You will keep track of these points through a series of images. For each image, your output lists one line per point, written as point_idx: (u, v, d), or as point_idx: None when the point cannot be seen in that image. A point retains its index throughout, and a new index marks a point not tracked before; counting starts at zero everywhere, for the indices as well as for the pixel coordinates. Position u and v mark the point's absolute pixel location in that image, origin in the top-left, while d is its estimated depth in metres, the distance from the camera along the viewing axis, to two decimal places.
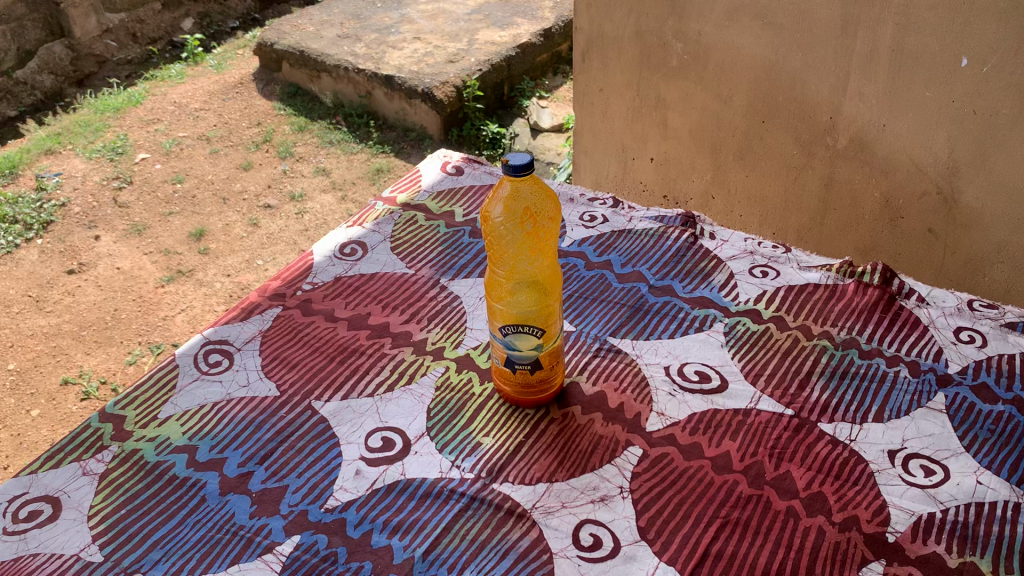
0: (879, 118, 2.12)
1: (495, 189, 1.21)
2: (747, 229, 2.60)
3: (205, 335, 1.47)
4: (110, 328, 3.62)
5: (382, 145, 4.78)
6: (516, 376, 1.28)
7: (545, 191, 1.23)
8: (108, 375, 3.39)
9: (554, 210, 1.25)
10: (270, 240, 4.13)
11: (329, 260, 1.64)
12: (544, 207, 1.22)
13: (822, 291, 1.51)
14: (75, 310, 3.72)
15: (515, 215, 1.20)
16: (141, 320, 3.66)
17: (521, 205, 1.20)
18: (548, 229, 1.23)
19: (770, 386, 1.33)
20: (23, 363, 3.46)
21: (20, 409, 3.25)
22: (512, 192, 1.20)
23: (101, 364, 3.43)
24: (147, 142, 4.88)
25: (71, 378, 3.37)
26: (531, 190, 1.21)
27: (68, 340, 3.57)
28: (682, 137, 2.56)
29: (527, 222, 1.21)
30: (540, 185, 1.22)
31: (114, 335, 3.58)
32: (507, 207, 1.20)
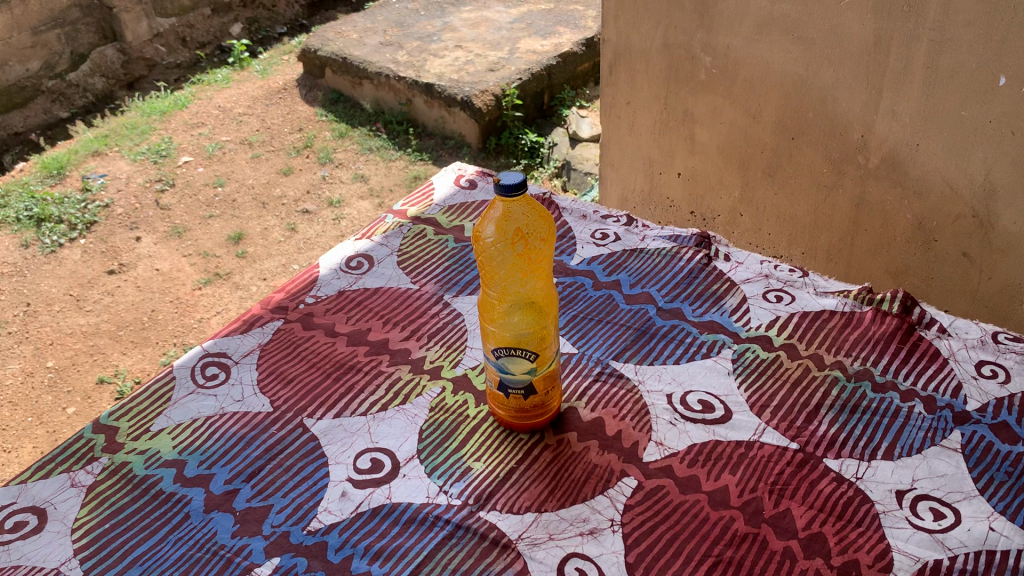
0: (913, 138, 2.04)
1: (487, 210, 1.19)
2: (776, 248, 2.52)
3: (204, 347, 1.46)
4: (147, 329, 3.66)
5: (420, 153, 4.77)
6: (511, 401, 1.24)
7: (538, 211, 1.20)
8: (143, 375, 3.42)
9: (548, 230, 1.21)
10: (306, 245, 4.14)
11: (335, 273, 1.62)
12: (537, 228, 1.19)
13: (838, 319, 1.45)
14: (113, 310, 3.77)
15: (506, 236, 1.17)
16: (177, 322, 3.69)
17: (513, 226, 1.17)
18: (542, 251, 1.19)
19: (776, 418, 1.28)
20: (62, 361, 3.51)
21: (56, 407, 3.29)
22: (502, 213, 1.17)
23: (136, 364, 3.46)
24: (191, 146, 4.94)
25: (107, 377, 3.40)
26: (524, 211, 1.18)
27: (105, 339, 3.61)
28: (710, 152, 2.51)
29: (519, 243, 1.18)
30: (534, 205, 1.19)
31: (151, 336, 3.62)
32: (498, 228, 1.17)
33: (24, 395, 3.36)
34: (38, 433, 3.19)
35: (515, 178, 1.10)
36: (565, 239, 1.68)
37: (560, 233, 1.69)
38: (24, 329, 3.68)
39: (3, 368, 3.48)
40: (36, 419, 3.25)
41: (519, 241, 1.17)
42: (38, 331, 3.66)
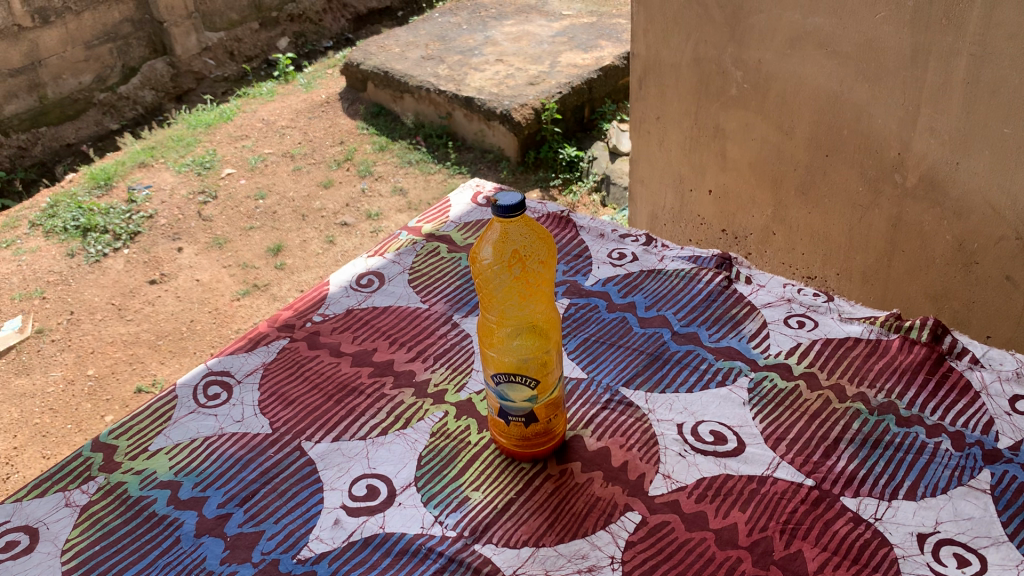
0: (952, 155, 1.95)
1: (485, 231, 1.14)
2: (809, 269, 2.43)
3: (208, 365, 1.45)
4: (186, 339, 3.68)
5: (459, 166, 4.76)
6: (512, 429, 1.19)
7: (538, 232, 1.14)
8: None
9: (548, 251, 1.16)
10: (344, 257, 4.13)
11: (344, 291, 1.60)
12: (535, 250, 1.13)
13: (863, 347, 1.38)
14: (154, 319, 3.81)
15: (503, 259, 1.12)
16: (215, 333, 3.71)
17: (510, 248, 1.12)
18: (541, 273, 1.14)
19: (791, 452, 1.21)
20: (102, 369, 3.54)
21: (95, 414, 3.32)
22: (500, 233, 1.12)
23: (174, 373, 3.48)
24: (234, 158, 4.99)
25: (145, 386, 3.42)
26: (522, 232, 1.13)
27: (144, 348, 3.64)
28: (741, 169, 2.43)
29: (516, 265, 1.13)
30: (532, 226, 1.14)
31: (189, 346, 3.64)
32: (496, 249, 1.12)
33: (65, 402, 3.40)
34: (77, 440, 3.22)
35: (512, 198, 1.05)
36: (581, 259, 1.63)
37: (577, 253, 1.65)
38: (67, 337, 3.73)
39: (46, 375, 3.53)
40: (76, 426, 3.28)
41: (517, 264, 1.13)
42: (79, 340, 3.71)
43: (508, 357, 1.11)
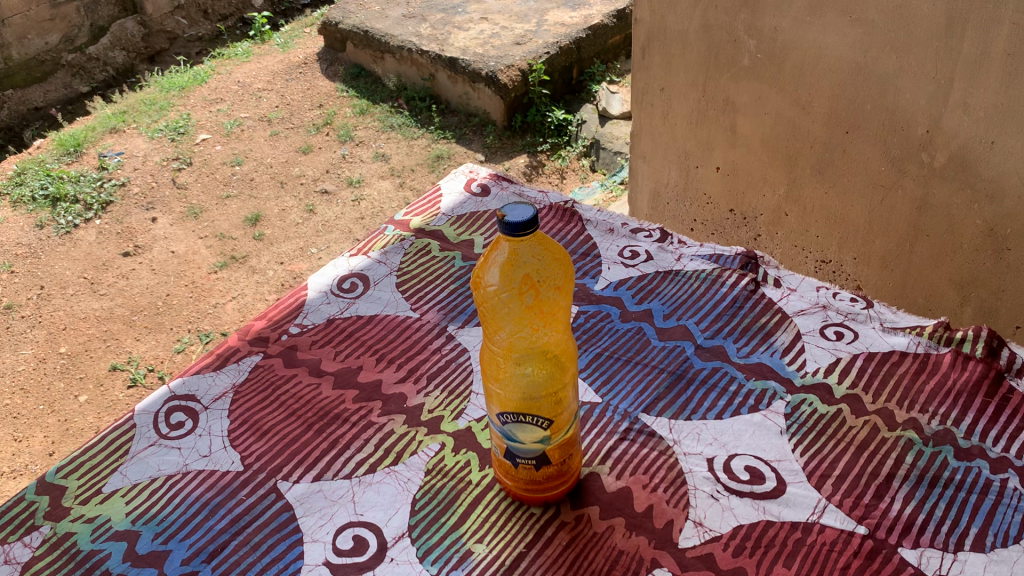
0: (987, 134, 1.78)
1: (491, 249, 0.96)
2: (824, 252, 2.26)
3: (171, 388, 1.28)
4: (161, 314, 3.48)
5: (443, 131, 4.55)
6: (520, 472, 1.03)
7: (552, 253, 0.96)
8: (156, 362, 3.25)
9: (564, 274, 0.98)
10: (325, 227, 3.93)
11: (325, 297, 1.43)
12: (550, 274, 0.96)
13: (910, 364, 1.22)
14: (128, 293, 3.60)
15: (513, 285, 0.94)
16: (192, 307, 3.51)
17: (520, 272, 0.94)
18: (557, 300, 0.97)
19: (838, 493, 1.06)
20: (74, 347, 3.36)
21: (68, 394, 3.14)
22: (508, 253, 0.94)
23: (150, 351, 3.30)
24: (209, 122, 4.74)
25: (119, 364, 3.24)
26: (534, 253, 0.95)
27: (118, 324, 3.44)
28: (752, 145, 2.24)
29: (527, 292, 0.95)
30: (546, 244, 0.96)
31: (165, 322, 3.45)
32: (503, 274, 0.94)
33: (36, 381, 3.22)
34: (49, 422, 3.05)
35: (524, 216, 0.87)
36: (589, 258, 1.46)
37: (584, 251, 1.48)
38: (38, 313, 3.54)
39: (16, 354, 3.34)
40: (48, 407, 3.10)
41: (528, 288, 0.95)
42: (50, 316, 3.51)
43: (517, 392, 0.96)
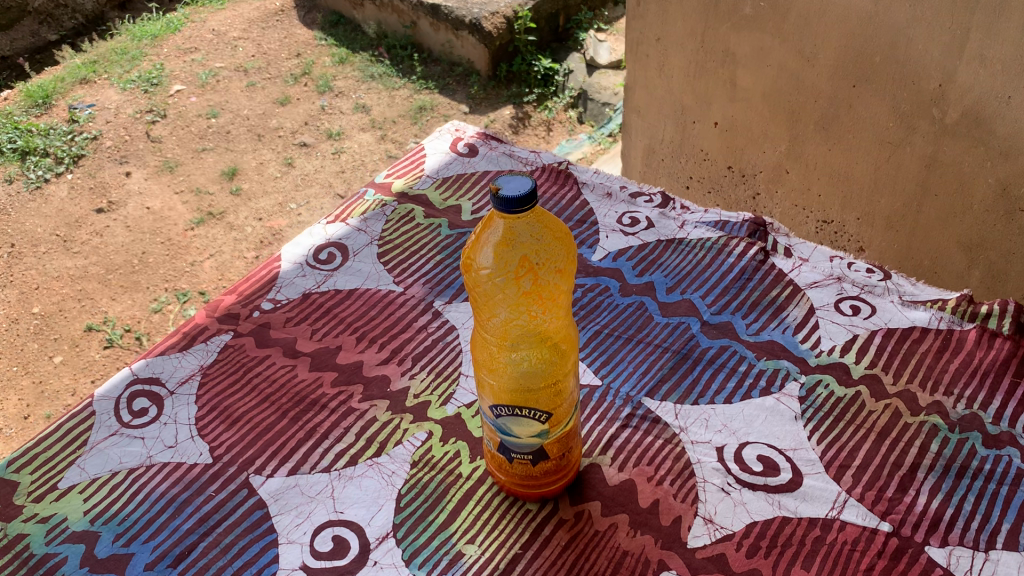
0: (1003, 88, 1.66)
1: (485, 228, 0.86)
2: (826, 212, 2.17)
3: (134, 370, 1.17)
4: (137, 272, 3.34)
5: (425, 81, 4.40)
6: (516, 467, 0.94)
7: (552, 232, 0.87)
8: (133, 322, 3.13)
9: (566, 257, 0.88)
10: (304, 182, 3.79)
11: (300, 269, 1.32)
12: (551, 255, 0.86)
13: (932, 342, 1.14)
14: (103, 251, 3.45)
15: (508, 267, 0.84)
16: (168, 265, 3.36)
17: (517, 252, 0.84)
18: (557, 285, 0.87)
19: (860, 485, 0.98)
20: (48, 307, 3.22)
21: (43, 355, 3.03)
22: (503, 231, 0.84)
23: (126, 311, 3.17)
24: (183, 73, 4.54)
25: (95, 324, 3.12)
26: (533, 232, 0.85)
27: (93, 283, 3.31)
28: (753, 99, 2.13)
29: (525, 276, 0.85)
30: (545, 223, 0.86)
31: (141, 280, 3.30)
32: (498, 254, 0.84)
33: (9, 343, 3.09)
34: (24, 384, 2.94)
35: (519, 190, 0.77)
36: (586, 225, 1.36)
37: (580, 217, 1.37)
38: (9, 272, 3.39)
39: None
40: (21, 369, 2.99)
41: (525, 270, 0.85)
42: (22, 275, 3.37)
43: (512, 382, 0.86)
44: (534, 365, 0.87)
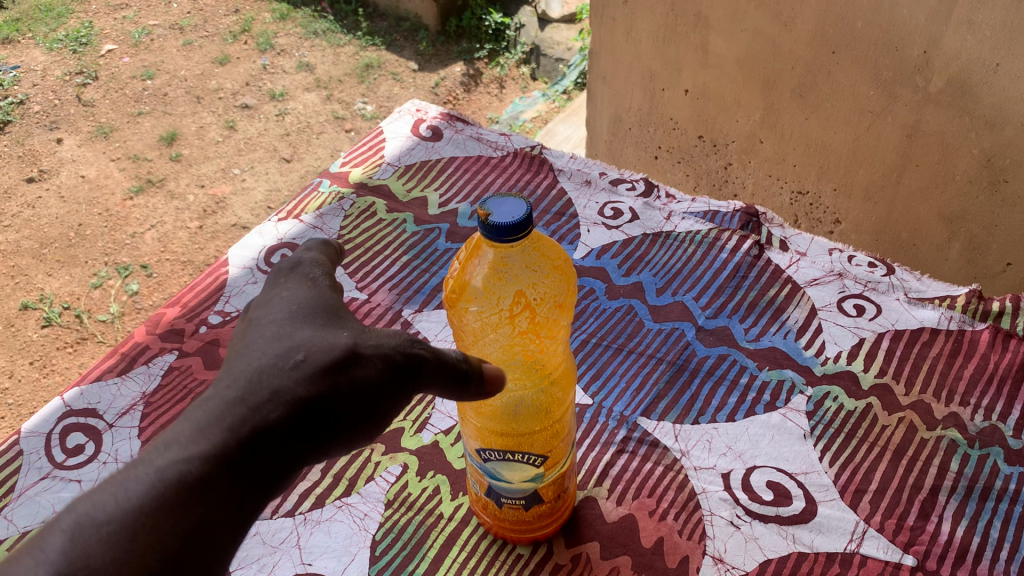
0: (991, 55, 1.50)
1: (475, 261, 0.78)
2: (801, 183, 2.01)
3: (66, 401, 1.04)
4: (75, 246, 3.09)
5: (372, 37, 4.22)
6: (506, 512, 0.84)
7: (550, 265, 0.78)
8: (72, 300, 2.90)
9: (566, 290, 0.79)
10: (248, 146, 3.58)
11: (250, 275, 1.20)
12: (548, 290, 0.77)
13: (943, 345, 1.06)
14: (35, 224, 3.19)
15: (501, 305, 0.76)
16: (107, 238, 3.12)
17: (511, 289, 0.75)
18: (557, 321, 0.78)
19: (878, 513, 0.89)
20: None
21: None
22: (494, 262, 0.76)
23: (64, 287, 2.93)
24: (115, 31, 4.25)
25: (31, 303, 2.88)
26: (529, 266, 0.76)
27: (27, 259, 3.04)
28: (726, 66, 1.95)
29: (521, 314, 0.76)
30: (542, 252, 0.77)
31: (79, 255, 3.06)
32: (490, 291, 0.76)
33: None
34: None
35: (509, 217, 0.68)
36: (564, 218, 1.28)
37: (558, 210, 1.29)
38: None
39: None
40: None
41: (520, 305, 0.76)
42: None
43: (502, 425, 0.77)
44: (528, 405, 0.78)
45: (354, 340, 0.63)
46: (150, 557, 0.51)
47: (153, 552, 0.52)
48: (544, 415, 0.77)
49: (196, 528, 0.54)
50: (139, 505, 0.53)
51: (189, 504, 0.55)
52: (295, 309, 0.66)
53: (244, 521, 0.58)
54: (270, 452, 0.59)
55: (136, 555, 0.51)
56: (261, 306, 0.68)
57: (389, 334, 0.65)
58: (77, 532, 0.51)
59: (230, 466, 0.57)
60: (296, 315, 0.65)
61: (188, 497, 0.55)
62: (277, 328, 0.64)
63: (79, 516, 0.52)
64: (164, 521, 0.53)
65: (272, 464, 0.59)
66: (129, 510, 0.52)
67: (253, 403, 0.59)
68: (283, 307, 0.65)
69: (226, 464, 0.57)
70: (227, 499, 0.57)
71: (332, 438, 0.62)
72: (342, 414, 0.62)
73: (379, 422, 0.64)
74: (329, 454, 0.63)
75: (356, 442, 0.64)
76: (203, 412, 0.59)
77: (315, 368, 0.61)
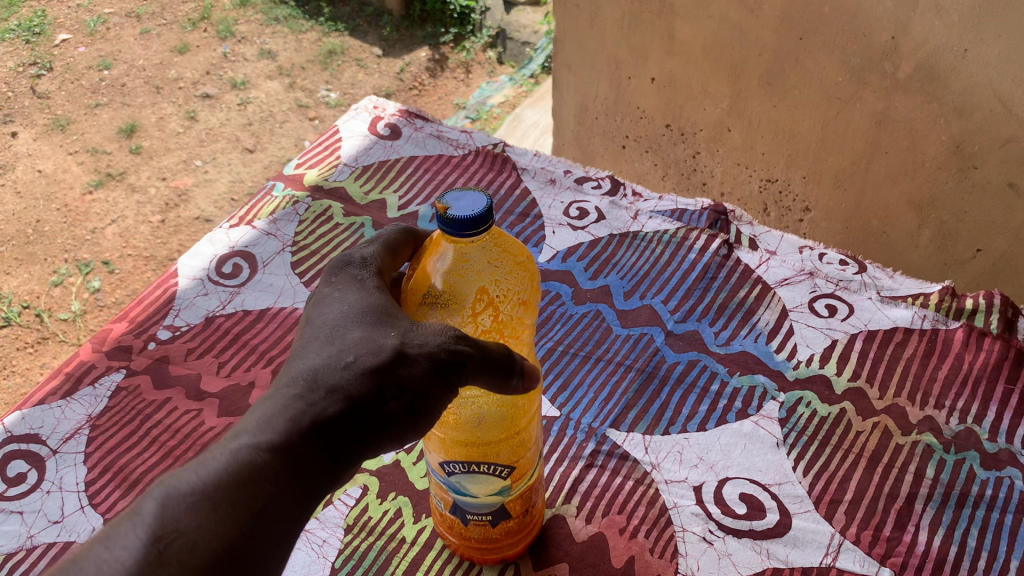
0: (959, 40, 1.43)
1: (432, 257, 0.73)
2: (769, 170, 1.95)
3: (7, 427, 0.98)
4: (32, 243, 2.99)
5: (334, 23, 4.13)
6: (472, 530, 0.80)
7: (512, 261, 0.74)
8: (32, 298, 2.81)
9: (528, 289, 0.76)
10: (210, 137, 3.49)
11: (200, 286, 1.15)
12: (512, 287, 0.74)
13: (917, 345, 1.04)
14: None
15: (465, 301, 0.71)
16: (66, 234, 3.03)
17: (474, 285, 0.71)
18: (519, 319, 0.75)
19: (854, 524, 0.86)
20: None
21: None
22: (454, 257, 0.72)
23: (23, 286, 2.84)
24: (69, 19, 4.11)
25: None
26: (490, 262, 0.73)
27: None
28: (693, 54, 1.90)
29: (485, 311, 0.72)
30: (504, 248, 0.74)
31: (37, 252, 2.96)
32: (451, 287, 0.71)
33: None
34: None
35: (474, 210, 0.64)
36: (529, 218, 1.25)
37: (523, 211, 1.26)
38: None
39: None
40: None
41: (482, 303, 0.72)
42: None
43: (465, 435, 0.73)
44: (491, 412, 0.73)
45: (400, 340, 0.65)
46: (221, 536, 0.56)
47: (224, 531, 0.56)
48: (508, 423, 0.73)
49: (263, 511, 0.58)
50: (214, 487, 0.58)
51: (258, 487, 0.58)
52: (346, 311, 0.68)
53: (308, 506, 0.62)
54: (329, 442, 0.62)
55: (211, 536, 0.56)
56: (316, 306, 0.71)
57: (435, 332, 0.64)
58: (166, 503, 0.56)
59: (291, 456, 0.60)
60: (347, 317, 0.67)
61: (259, 482, 0.58)
62: (332, 327, 0.66)
63: (165, 493, 0.57)
64: (235, 504, 0.57)
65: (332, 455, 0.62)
66: (203, 493, 0.57)
67: (311, 398, 0.63)
68: (336, 309, 0.68)
69: (290, 453, 0.60)
70: (291, 484, 0.60)
71: (384, 433, 0.64)
72: (393, 411, 0.64)
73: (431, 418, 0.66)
74: (385, 446, 0.65)
75: (410, 436, 0.66)
76: (264, 409, 0.62)
77: (366, 367, 0.64)
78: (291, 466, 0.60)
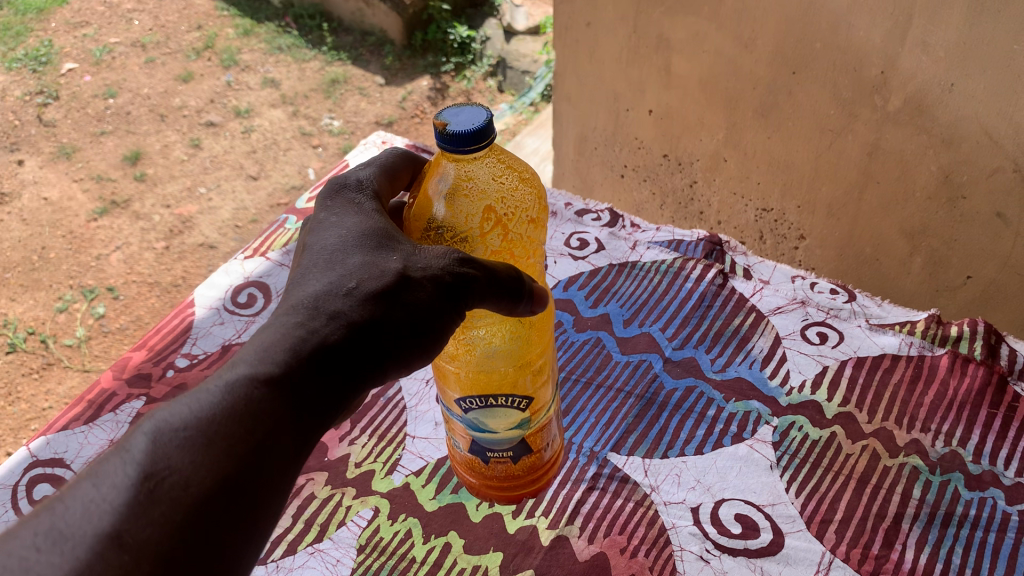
0: (946, 75, 1.49)
1: (438, 176, 0.78)
2: (765, 200, 2.00)
3: (32, 451, 1.02)
4: (38, 270, 3.04)
5: (337, 52, 4.21)
6: (493, 468, 0.85)
7: (517, 175, 0.79)
8: (37, 324, 2.85)
9: (535, 203, 0.81)
10: (213, 164, 3.55)
11: (217, 316, 1.20)
12: (517, 202, 0.79)
13: (904, 371, 1.08)
14: None
15: (471, 218, 0.77)
16: (71, 261, 3.07)
17: (479, 203, 0.77)
18: (527, 236, 0.81)
19: (844, 542, 0.90)
20: None
21: None
22: (459, 177, 0.76)
23: (28, 312, 2.89)
24: (75, 49, 4.15)
25: None
26: (494, 177, 0.78)
27: None
28: (689, 87, 1.95)
29: (491, 226, 0.78)
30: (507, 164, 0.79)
31: (42, 279, 3.01)
32: (457, 206, 0.76)
33: None
34: None
35: (472, 127, 0.70)
36: None
37: None
38: None
39: None
40: None
41: (490, 223, 0.78)
42: None
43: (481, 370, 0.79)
44: (503, 345, 0.79)
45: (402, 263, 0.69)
46: (215, 471, 0.57)
47: (222, 466, 0.58)
48: (522, 354, 0.79)
49: (261, 443, 0.60)
50: (206, 421, 0.59)
51: (255, 420, 0.61)
52: (343, 239, 0.72)
53: (309, 435, 0.64)
54: (331, 368, 0.65)
55: (204, 474, 0.57)
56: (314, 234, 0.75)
57: (437, 255, 0.69)
58: (157, 436, 0.58)
59: (291, 384, 0.63)
60: (347, 245, 0.71)
61: (254, 413, 0.61)
62: (331, 254, 0.70)
63: (155, 429, 0.59)
64: (232, 436, 0.59)
65: (333, 382, 0.65)
66: (197, 429, 0.59)
67: (313, 324, 0.66)
68: (335, 238, 0.72)
69: (289, 382, 0.63)
70: (293, 412, 0.63)
71: (389, 356, 0.68)
72: (398, 335, 0.68)
73: (434, 342, 0.70)
74: (387, 372, 0.69)
75: (417, 361, 0.70)
76: (265, 338, 0.65)
77: (367, 293, 0.68)
78: (291, 394, 0.63)
